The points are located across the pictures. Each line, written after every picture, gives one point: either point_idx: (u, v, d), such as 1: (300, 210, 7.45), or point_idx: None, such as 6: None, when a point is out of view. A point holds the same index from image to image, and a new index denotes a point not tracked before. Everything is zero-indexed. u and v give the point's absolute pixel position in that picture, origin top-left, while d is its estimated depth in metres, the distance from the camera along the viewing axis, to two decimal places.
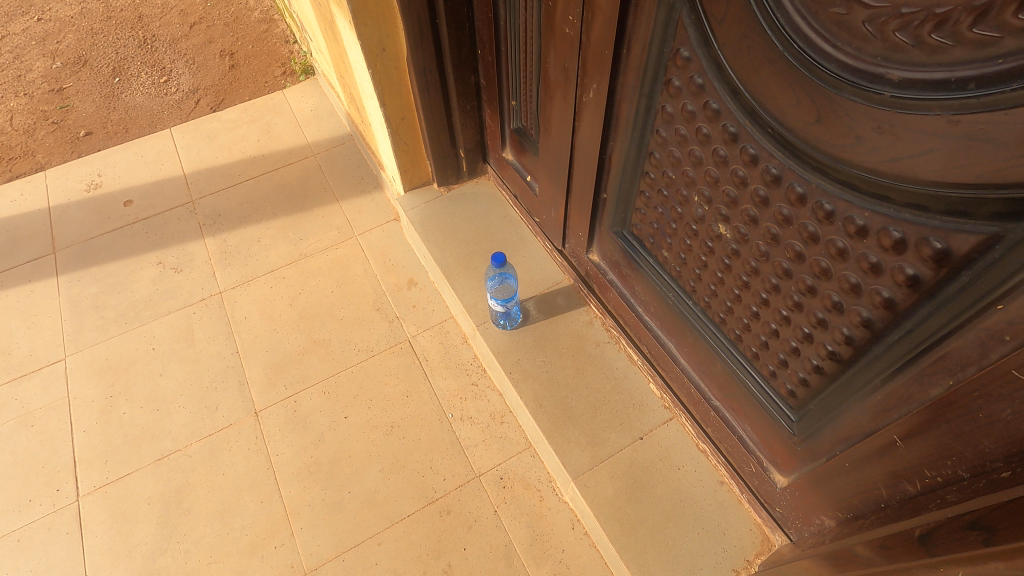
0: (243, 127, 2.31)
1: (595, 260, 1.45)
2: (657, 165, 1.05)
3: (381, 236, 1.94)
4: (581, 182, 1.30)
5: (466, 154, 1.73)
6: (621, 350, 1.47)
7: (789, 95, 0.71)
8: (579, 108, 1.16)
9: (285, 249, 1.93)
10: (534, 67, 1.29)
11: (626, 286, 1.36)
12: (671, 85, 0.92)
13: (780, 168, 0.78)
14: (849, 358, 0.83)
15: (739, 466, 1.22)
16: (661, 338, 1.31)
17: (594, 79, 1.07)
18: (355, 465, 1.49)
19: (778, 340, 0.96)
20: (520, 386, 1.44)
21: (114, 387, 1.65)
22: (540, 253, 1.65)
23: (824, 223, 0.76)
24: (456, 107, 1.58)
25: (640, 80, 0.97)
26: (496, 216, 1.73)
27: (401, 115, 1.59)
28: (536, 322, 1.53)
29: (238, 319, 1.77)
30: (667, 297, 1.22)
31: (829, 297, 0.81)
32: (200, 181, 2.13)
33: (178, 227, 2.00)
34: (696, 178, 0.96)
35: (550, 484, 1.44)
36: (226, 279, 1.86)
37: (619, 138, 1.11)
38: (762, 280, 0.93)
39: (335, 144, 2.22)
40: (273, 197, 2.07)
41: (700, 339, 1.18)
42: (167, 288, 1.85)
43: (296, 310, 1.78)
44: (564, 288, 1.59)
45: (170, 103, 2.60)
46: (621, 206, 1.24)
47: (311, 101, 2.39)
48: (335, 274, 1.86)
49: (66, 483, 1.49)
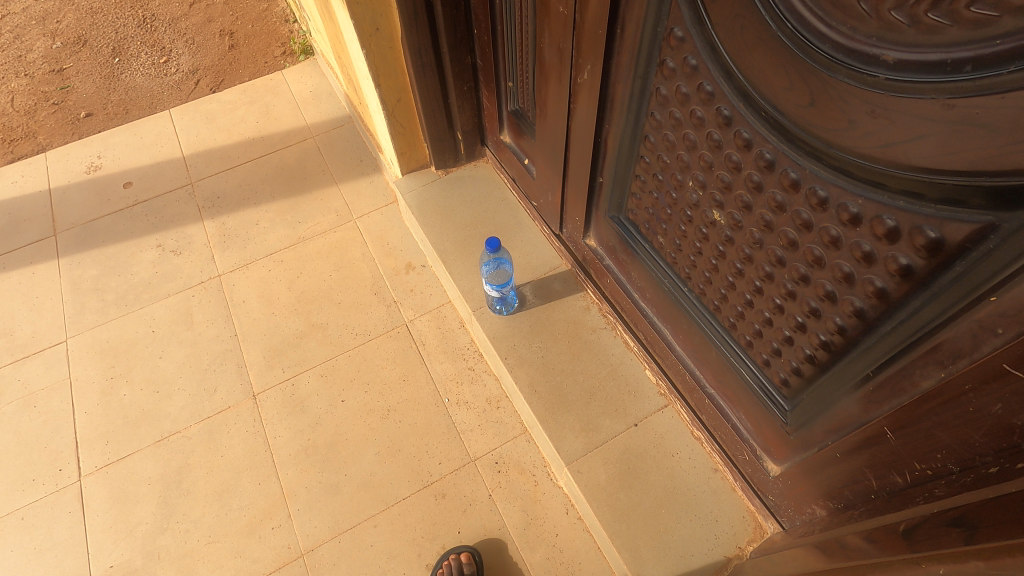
0: (242, 109, 2.29)
1: (592, 245, 1.44)
2: (652, 149, 1.02)
3: (379, 219, 1.93)
4: (577, 164, 1.27)
5: (464, 136, 1.70)
6: (617, 336, 1.46)
7: (783, 78, 0.69)
8: (575, 91, 1.13)
9: (283, 232, 1.92)
10: (529, 48, 1.26)
11: (623, 272, 1.35)
12: (665, 66, 0.89)
13: (773, 152, 0.76)
14: (842, 348, 0.82)
15: (733, 454, 1.21)
16: (657, 325, 1.31)
17: (588, 60, 1.04)
18: (352, 449, 1.50)
19: (770, 330, 0.95)
20: (515, 372, 1.43)
21: (114, 368, 1.66)
22: (537, 237, 1.63)
23: (818, 210, 0.74)
24: (453, 88, 1.55)
25: (635, 62, 0.94)
26: (495, 200, 1.71)
27: (397, 97, 1.56)
28: (532, 308, 1.52)
29: (237, 302, 1.77)
30: (663, 283, 1.20)
31: (822, 286, 0.79)
32: (199, 163, 2.12)
33: (177, 210, 2.00)
34: (689, 163, 0.94)
35: (545, 468, 1.44)
36: (225, 262, 1.86)
37: (615, 120, 1.08)
38: (756, 268, 0.91)
39: (334, 126, 2.19)
40: (272, 179, 2.05)
41: (693, 326, 1.17)
42: (166, 271, 1.85)
43: (295, 294, 1.78)
44: (561, 273, 1.57)
45: (170, 84, 2.59)
46: (617, 190, 1.21)
47: (310, 81, 2.36)
48: (333, 257, 1.85)
49: (68, 463, 1.51)
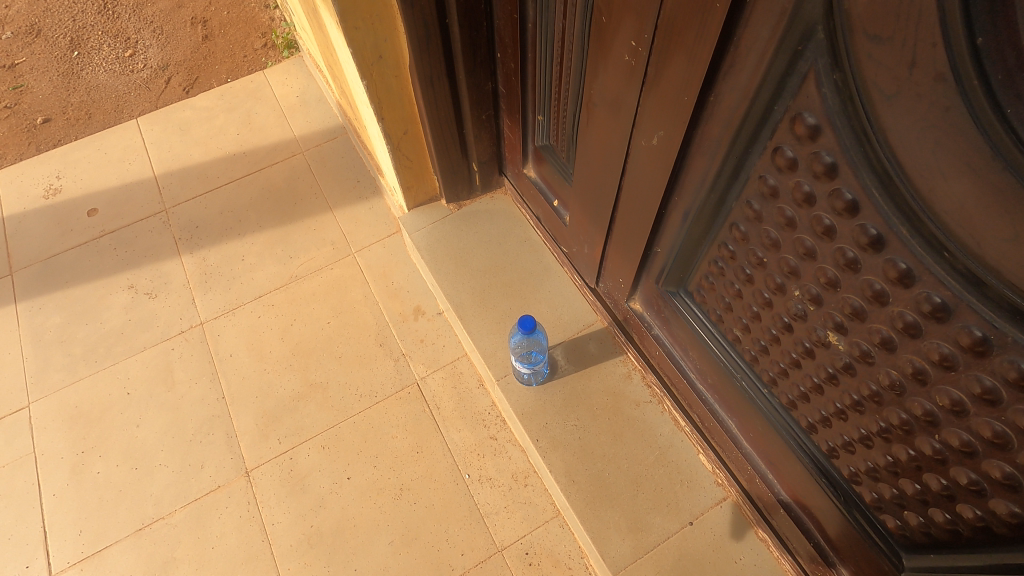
0: (219, 117, 2.03)
1: (636, 308, 1.23)
2: (740, 238, 0.80)
3: (382, 253, 1.70)
4: (628, 226, 1.05)
5: (480, 167, 1.46)
6: (665, 411, 1.26)
7: (996, 222, 0.47)
8: (633, 152, 0.90)
9: (273, 270, 1.69)
10: (572, 83, 1.01)
11: (677, 347, 1.15)
12: (779, 154, 0.66)
13: (949, 298, 0.55)
14: (1011, 537, 0.63)
15: (812, 570, 1.04)
16: (720, 413, 1.11)
17: (659, 124, 0.80)
18: (361, 537, 1.32)
19: (889, 476, 0.76)
20: (549, 456, 1.24)
21: (85, 440, 1.46)
22: (567, 287, 1.42)
23: (1016, 387, 0.53)
24: (468, 118, 1.30)
25: (730, 137, 0.71)
26: (516, 240, 1.48)
27: (403, 129, 1.31)
28: (565, 376, 1.32)
29: (223, 357, 1.56)
30: (735, 377, 1.00)
31: (996, 467, 0.59)
32: (174, 185, 1.87)
33: (150, 242, 1.76)
34: (798, 270, 0.72)
35: (582, 560, 1.27)
36: (208, 307, 1.64)
37: (688, 193, 0.85)
38: (885, 410, 0.71)
39: (325, 139, 1.94)
40: (258, 204, 1.81)
41: (771, 431, 0.98)
42: (141, 317, 1.63)
43: (288, 345, 1.57)
44: (596, 332, 1.37)
45: (137, 83, 2.30)
46: (680, 264, 1.00)
47: (296, 83, 2.08)
48: (330, 300, 1.63)
49: (36, 559, 1.32)
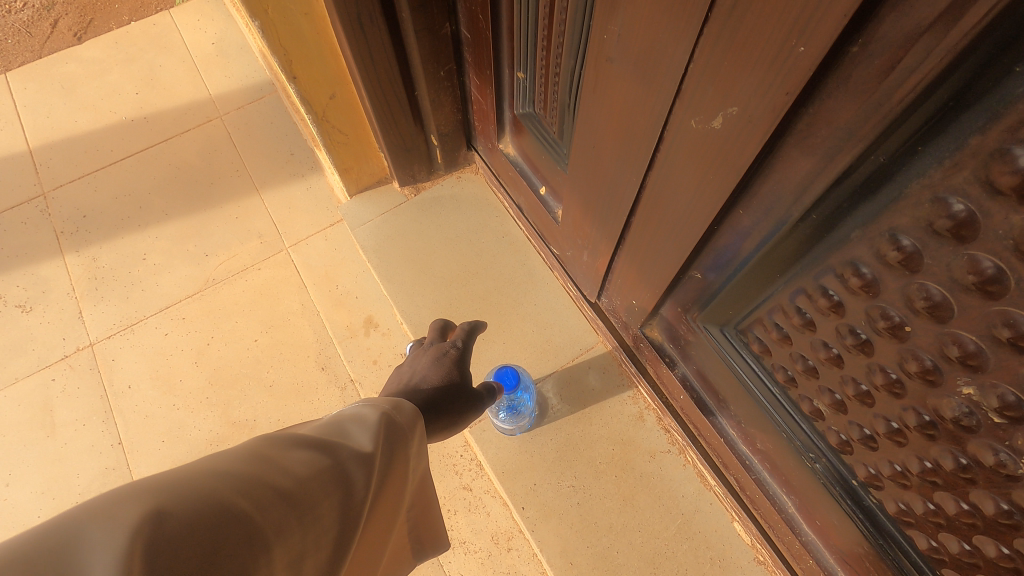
0: (113, 71, 1.60)
1: (654, 337, 0.92)
2: (855, 288, 0.48)
3: (322, 248, 1.35)
4: (652, 238, 0.72)
5: (441, 141, 1.11)
6: (688, 465, 0.98)
7: None
8: (673, 137, 0.57)
9: (183, 272, 1.33)
10: (568, 25, 0.66)
11: (712, 395, 0.85)
12: (998, 164, 0.33)
13: None
14: None
15: None
16: (770, 485, 0.83)
17: (729, 96, 0.47)
18: None
19: None
20: (538, 528, 0.95)
21: None
22: (558, 299, 1.10)
23: None
24: (420, 76, 0.94)
25: (880, 126, 0.38)
26: (491, 237, 1.16)
27: (329, 92, 0.95)
28: (558, 420, 1.02)
29: (119, 390, 1.22)
30: (807, 456, 0.70)
31: None
32: (55, 162, 1.47)
33: (23, 239, 1.38)
34: (982, 361, 0.41)
35: None
36: (98, 324, 1.28)
37: (765, 208, 0.52)
38: None
39: (248, 99, 1.54)
40: (164, 185, 1.43)
41: (857, 534, 0.69)
42: (12, 340, 1.27)
43: (204, 372, 1.23)
44: (596, 358, 1.06)
45: (14, 27, 1.84)
46: (729, 299, 0.68)
47: (210, 26, 1.65)
48: (257, 312, 1.29)
49: None
